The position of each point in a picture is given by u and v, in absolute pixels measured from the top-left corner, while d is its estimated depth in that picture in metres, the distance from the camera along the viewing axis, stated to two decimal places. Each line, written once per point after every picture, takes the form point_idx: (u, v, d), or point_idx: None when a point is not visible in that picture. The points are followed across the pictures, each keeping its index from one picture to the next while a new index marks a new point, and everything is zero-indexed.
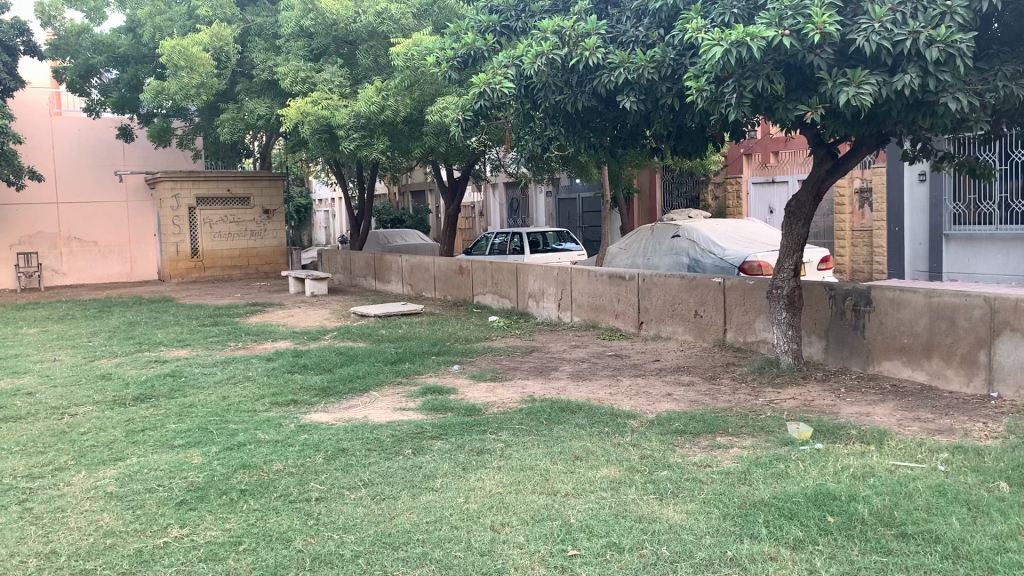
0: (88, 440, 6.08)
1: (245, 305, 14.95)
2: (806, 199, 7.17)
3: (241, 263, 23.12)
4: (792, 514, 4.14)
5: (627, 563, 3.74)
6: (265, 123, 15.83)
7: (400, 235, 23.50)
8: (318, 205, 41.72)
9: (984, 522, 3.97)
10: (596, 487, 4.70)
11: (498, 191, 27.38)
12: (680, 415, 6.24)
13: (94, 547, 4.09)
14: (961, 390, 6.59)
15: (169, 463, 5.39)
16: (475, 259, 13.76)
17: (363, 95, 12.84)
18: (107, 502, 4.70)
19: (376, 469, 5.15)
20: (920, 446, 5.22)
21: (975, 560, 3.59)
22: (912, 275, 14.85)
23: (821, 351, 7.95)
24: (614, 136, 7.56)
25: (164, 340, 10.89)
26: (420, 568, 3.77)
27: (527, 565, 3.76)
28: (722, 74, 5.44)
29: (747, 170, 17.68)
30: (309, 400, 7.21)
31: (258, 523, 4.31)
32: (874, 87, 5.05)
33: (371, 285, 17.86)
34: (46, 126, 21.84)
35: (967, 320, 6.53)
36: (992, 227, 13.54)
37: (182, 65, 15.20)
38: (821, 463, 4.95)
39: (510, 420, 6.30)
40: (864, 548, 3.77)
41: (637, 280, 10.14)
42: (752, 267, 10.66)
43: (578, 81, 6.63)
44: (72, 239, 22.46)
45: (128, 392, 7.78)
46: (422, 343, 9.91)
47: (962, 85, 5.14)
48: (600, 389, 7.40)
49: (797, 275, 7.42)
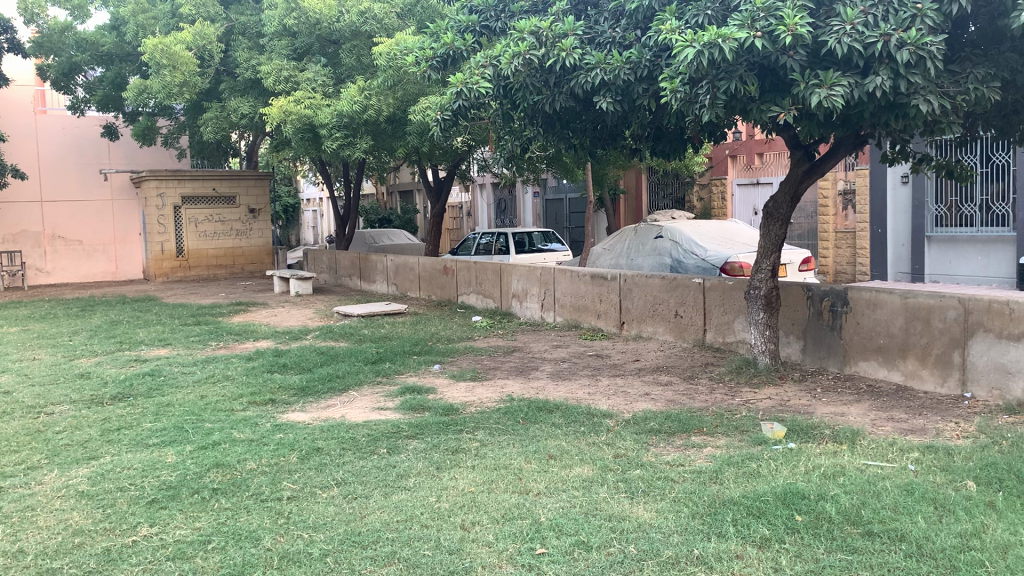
0: (63, 439, 6.06)
1: (228, 305, 14.92)
2: (783, 200, 7.20)
3: (226, 263, 23.07)
4: (760, 513, 4.16)
5: (594, 561, 3.75)
6: (249, 122, 15.80)
7: (386, 235, 23.48)
8: (306, 204, 41.74)
9: (949, 521, 4.00)
10: (568, 486, 4.72)
11: (486, 191, 27.42)
12: (656, 414, 6.25)
13: (62, 546, 4.08)
14: (935, 390, 6.63)
15: (142, 462, 5.37)
16: (460, 259, 13.77)
17: (346, 94, 12.84)
18: (77, 501, 4.68)
19: (350, 468, 5.15)
20: (892, 445, 5.26)
21: (939, 558, 3.62)
22: (895, 277, 14.93)
23: (798, 351, 7.99)
24: (594, 137, 7.56)
25: (145, 340, 10.86)
26: (387, 567, 3.77)
27: (494, 564, 3.78)
28: (696, 76, 5.48)
29: (732, 171, 17.76)
30: (287, 399, 7.20)
31: (228, 522, 4.31)
32: (846, 88, 5.09)
33: (356, 285, 17.83)
34: (29, 123, 21.74)
35: (942, 320, 6.58)
36: (974, 229, 13.69)
37: (165, 64, 15.16)
38: (793, 463, 4.98)
39: (487, 419, 6.32)
40: (830, 547, 3.79)
41: (619, 280, 10.17)
42: (734, 268, 10.70)
43: (555, 81, 6.64)
44: (56, 237, 22.34)
45: (106, 391, 7.76)
46: (404, 342, 9.90)
47: (933, 87, 5.16)
48: (578, 389, 7.42)
49: (774, 276, 7.46)
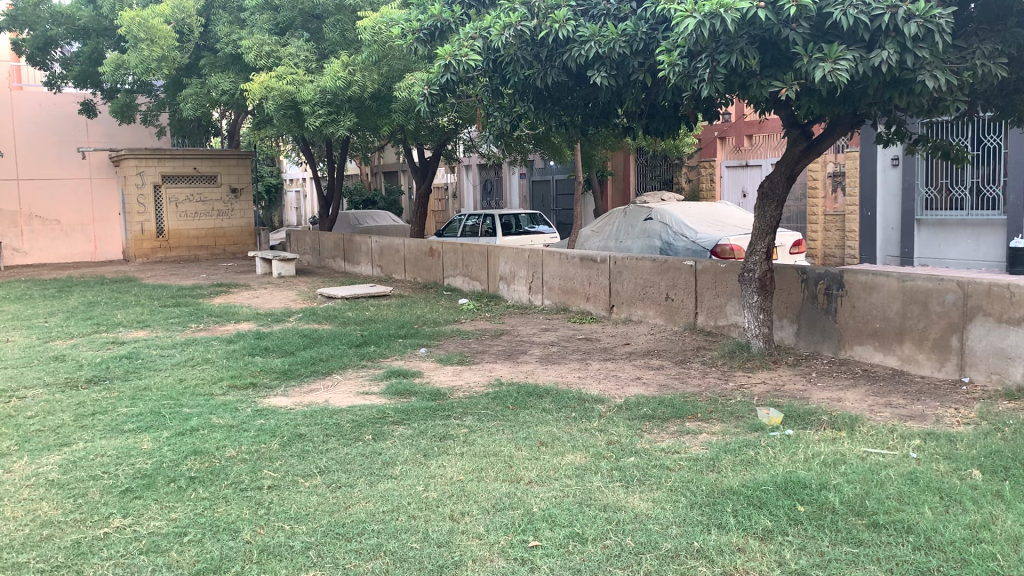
0: (35, 424, 5.83)
1: (210, 286, 14.64)
2: (778, 180, 7.03)
3: (207, 244, 22.73)
4: (761, 504, 4.01)
5: (590, 554, 3.58)
6: (230, 99, 15.37)
7: (371, 216, 23.19)
8: (290, 184, 41.41)
9: (957, 512, 3.86)
10: (561, 475, 4.55)
11: (472, 172, 27.17)
12: (649, 400, 6.08)
13: (29, 538, 3.87)
14: (932, 375, 6.51)
15: (117, 448, 5.15)
16: (446, 241, 13.54)
17: (329, 70, 12.54)
18: (47, 490, 4.47)
19: (333, 455, 4.96)
20: (892, 432, 5.12)
21: (949, 551, 3.48)
22: (884, 260, 14.84)
23: (792, 335, 7.84)
24: (585, 115, 7.38)
25: (124, 321, 10.61)
26: (374, 560, 3.59)
27: (485, 557, 3.60)
28: (695, 48, 5.30)
29: (721, 153, 17.60)
30: (269, 383, 7.00)
31: (206, 513, 4.11)
32: (851, 63, 4.91)
33: (341, 267, 17.57)
34: (4, 99, 21.26)
35: (940, 304, 6.45)
36: (964, 212, 13.60)
37: (143, 37, 14.85)
38: (792, 450, 4.83)
39: (476, 403, 6.14)
40: (835, 540, 3.64)
41: (609, 262, 9.99)
42: (725, 251, 10.57)
43: (547, 55, 6.45)
44: (33, 217, 21.89)
45: (81, 374, 7.53)
46: (389, 325, 9.69)
47: (940, 62, 4.99)
48: (568, 373, 7.25)
49: (768, 259, 7.31)
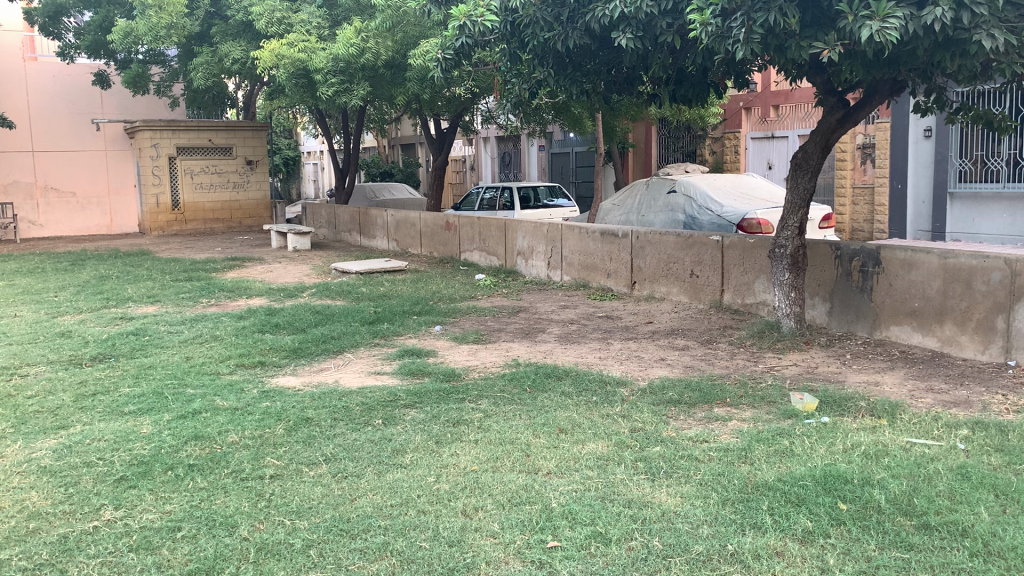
0: (33, 405, 5.61)
1: (223, 260, 14.40)
2: (813, 151, 6.63)
3: (223, 217, 22.53)
4: (800, 501, 3.69)
5: (614, 558, 3.29)
6: (241, 68, 15.00)
7: (387, 189, 22.87)
8: (307, 157, 41.18)
9: (1016, 512, 3.53)
10: (581, 466, 4.25)
11: (490, 144, 26.79)
12: (674, 383, 5.77)
13: (14, 531, 3.62)
14: (975, 357, 6.15)
15: (116, 432, 4.91)
16: (462, 215, 13.22)
17: (342, 37, 12.13)
18: (38, 478, 4.23)
19: (341, 442, 4.68)
20: (937, 421, 4.77)
21: (1011, 558, 3.16)
22: (915, 235, 14.37)
23: (824, 315, 7.48)
24: (608, 81, 7.04)
25: (133, 296, 10.40)
26: (379, 561, 3.32)
27: (500, 559, 3.32)
28: (731, 6, 5.02)
29: (746, 125, 17.12)
30: (278, 361, 6.75)
31: (202, 505, 3.85)
32: (901, 20, 4.55)
33: (356, 241, 17.27)
34: (18, 69, 21.04)
35: (985, 283, 6.05)
36: (1000, 184, 13.05)
37: (151, 4, 14.70)
38: (829, 440, 4.49)
39: (491, 386, 5.84)
40: (882, 543, 3.33)
41: (630, 237, 9.64)
42: (751, 225, 10.20)
43: (569, 16, 6.13)
44: (48, 189, 21.74)
45: (86, 351, 7.30)
46: (403, 301, 9.41)
47: (998, 21, 4.65)
48: (588, 353, 6.94)
49: (801, 234, 6.94)
